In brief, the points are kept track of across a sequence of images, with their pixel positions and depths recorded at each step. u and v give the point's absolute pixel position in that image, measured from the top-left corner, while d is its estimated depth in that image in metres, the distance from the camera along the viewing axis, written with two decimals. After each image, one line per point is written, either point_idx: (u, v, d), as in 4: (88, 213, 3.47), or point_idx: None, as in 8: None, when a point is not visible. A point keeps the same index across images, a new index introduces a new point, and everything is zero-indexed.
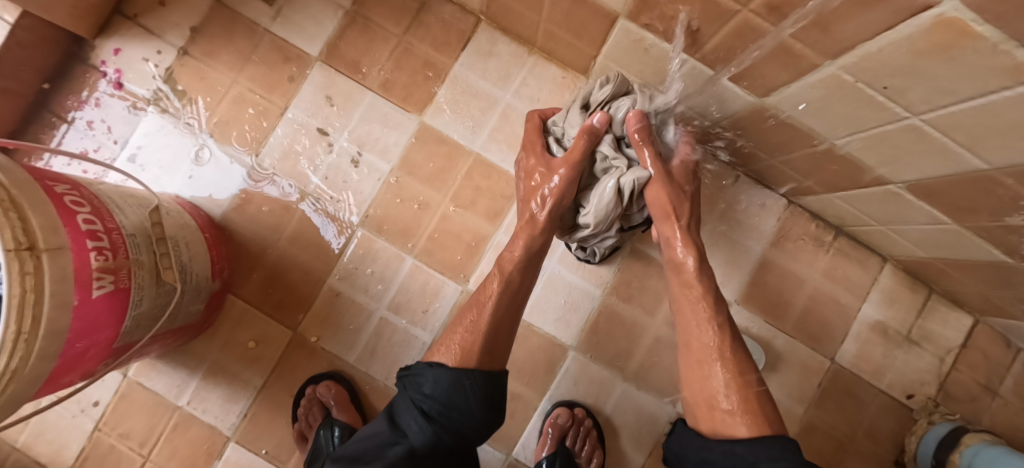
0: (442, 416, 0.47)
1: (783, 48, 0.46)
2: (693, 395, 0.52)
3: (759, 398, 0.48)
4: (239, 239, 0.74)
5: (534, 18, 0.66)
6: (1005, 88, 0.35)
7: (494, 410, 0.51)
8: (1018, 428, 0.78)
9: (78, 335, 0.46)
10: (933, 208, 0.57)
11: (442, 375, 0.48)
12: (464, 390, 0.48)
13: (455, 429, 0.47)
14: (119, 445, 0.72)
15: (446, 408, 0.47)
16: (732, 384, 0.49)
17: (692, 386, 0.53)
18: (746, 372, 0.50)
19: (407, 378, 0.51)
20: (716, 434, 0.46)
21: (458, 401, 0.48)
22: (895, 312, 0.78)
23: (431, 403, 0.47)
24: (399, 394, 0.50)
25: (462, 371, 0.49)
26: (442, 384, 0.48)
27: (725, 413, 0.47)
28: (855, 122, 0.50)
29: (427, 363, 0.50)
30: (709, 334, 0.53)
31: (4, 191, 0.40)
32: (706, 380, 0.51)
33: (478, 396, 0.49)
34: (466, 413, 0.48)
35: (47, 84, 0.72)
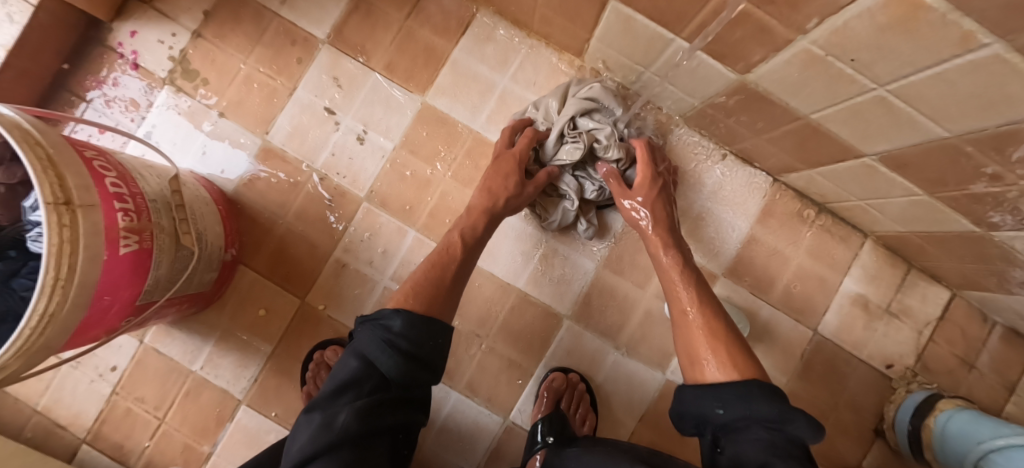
0: (409, 357, 0.51)
1: (758, 26, 0.49)
2: (682, 353, 0.57)
3: (735, 353, 0.52)
4: (249, 214, 0.77)
5: (530, 3, 0.69)
6: (957, 56, 0.39)
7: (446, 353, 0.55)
8: (993, 397, 0.82)
9: (105, 289, 0.49)
10: (905, 180, 0.61)
11: (409, 320, 0.52)
12: (429, 336, 0.52)
13: (417, 371, 0.52)
14: (136, 409, 0.76)
15: (413, 350, 0.51)
16: (713, 343, 0.53)
17: (684, 345, 0.57)
18: (727, 338, 0.54)
19: (372, 322, 0.53)
20: (705, 388, 0.50)
21: (424, 345, 0.52)
22: (876, 286, 0.82)
23: (400, 345, 0.51)
24: (363, 336, 0.52)
25: (425, 318, 0.53)
26: (411, 329, 0.51)
27: (706, 367, 0.52)
28: (829, 96, 0.53)
29: (392, 309, 0.53)
30: (692, 306, 0.59)
31: (42, 151, 0.43)
32: (692, 342, 0.55)
33: (437, 340, 0.54)
34: (427, 356, 0.52)
35: (66, 65, 0.76)
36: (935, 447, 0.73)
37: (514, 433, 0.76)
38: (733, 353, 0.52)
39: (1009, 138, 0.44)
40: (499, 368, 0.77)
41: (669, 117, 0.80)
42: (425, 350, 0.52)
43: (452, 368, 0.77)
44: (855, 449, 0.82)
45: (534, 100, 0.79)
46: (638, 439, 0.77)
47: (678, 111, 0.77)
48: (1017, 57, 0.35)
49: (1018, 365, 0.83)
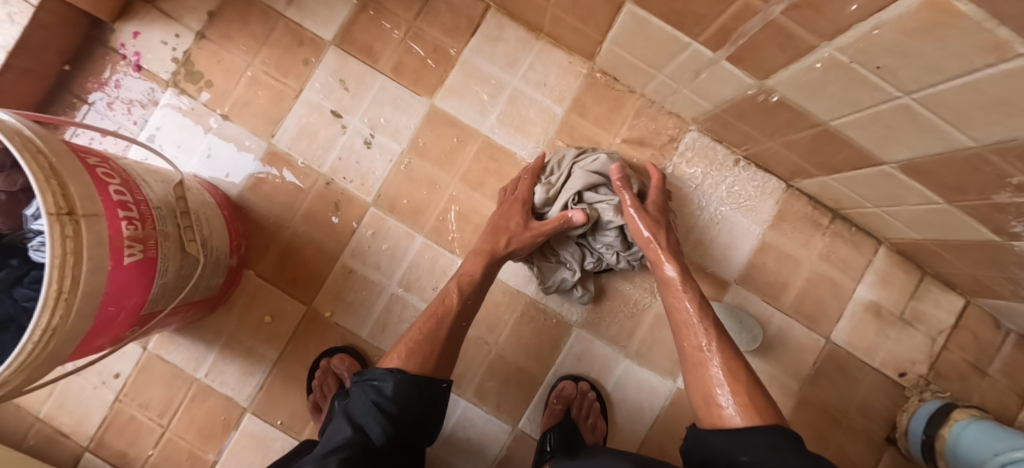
0: (399, 417, 0.52)
1: (781, 30, 0.48)
2: (693, 395, 0.55)
3: (753, 392, 0.51)
4: (255, 217, 0.76)
5: (542, 4, 0.68)
6: (989, 66, 0.37)
7: (437, 411, 0.57)
8: (1006, 405, 0.81)
9: (109, 299, 0.48)
10: (924, 187, 0.60)
11: (401, 379, 0.53)
12: (421, 395, 0.54)
13: (405, 430, 0.53)
14: (139, 416, 0.75)
15: (403, 409, 0.52)
16: (727, 379, 0.52)
17: (696, 388, 0.55)
18: (739, 372, 0.53)
19: (364, 383, 0.54)
20: (731, 437, 0.46)
21: (415, 403, 0.53)
22: (889, 292, 0.81)
23: (391, 404, 0.52)
24: (354, 399, 0.54)
25: (421, 377, 0.54)
26: (403, 388, 0.53)
27: (724, 411, 0.50)
28: (850, 103, 0.52)
29: (384, 369, 0.55)
30: (706, 339, 0.57)
31: (44, 159, 0.42)
32: (705, 382, 0.54)
33: (429, 401, 0.55)
34: (415, 418, 0.54)
35: (68, 66, 0.75)
36: (947, 456, 0.72)
37: (522, 441, 0.75)
38: (752, 395, 0.50)
39: None
40: (507, 375, 0.76)
41: (682, 120, 0.78)
42: (415, 411, 0.53)
43: (460, 375, 0.76)
44: (867, 457, 0.81)
45: (545, 102, 0.78)
46: (648, 446, 0.76)
47: (691, 115, 0.76)
48: None
49: None
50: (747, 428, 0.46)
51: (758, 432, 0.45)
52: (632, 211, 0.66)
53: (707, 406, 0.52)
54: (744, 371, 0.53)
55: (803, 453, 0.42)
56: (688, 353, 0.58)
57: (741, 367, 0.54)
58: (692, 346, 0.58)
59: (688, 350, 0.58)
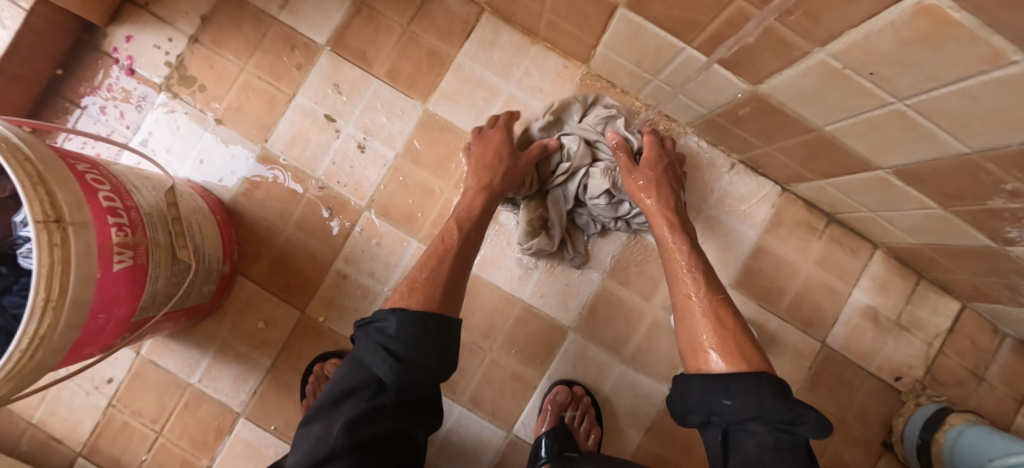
0: (405, 361, 0.49)
1: (774, 37, 0.48)
2: (682, 342, 0.55)
3: (732, 338, 0.51)
4: (247, 224, 0.76)
5: (537, 9, 0.67)
6: (983, 73, 0.37)
7: (450, 352, 0.53)
8: (1002, 410, 0.81)
9: (98, 307, 0.48)
10: (920, 194, 0.59)
11: (403, 320, 0.51)
12: (426, 336, 0.51)
13: (417, 375, 0.50)
14: (132, 422, 0.74)
15: (409, 351, 0.50)
16: (711, 327, 0.53)
17: (684, 336, 0.55)
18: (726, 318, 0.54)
19: (368, 325, 0.52)
20: (711, 384, 0.47)
21: (422, 344, 0.50)
22: (886, 298, 0.81)
23: (396, 347, 0.50)
24: (360, 342, 0.52)
25: (426, 317, 0.52)
26: (405, 331, 0.50)
27: (709, 356, 0.51)
28: (845, 110, 0.52)
29: (388, 311, 0.52)
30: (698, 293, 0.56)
31: (32, 167, 0.42)
32: (694, 330, 0.54)
33: (437, 341, 0.51)
34: (427, 360, 0.50)
35: (60, 70, 0.74)
36: (946, 462, 0.72)
37: (517, 447, 0.75)
38: (735, 341, 0.51)
39: None
40: (502, 380, 0.76)
41: (677, 125, 0.78)
42: (422, 351, 0.50)
43: (455, 381, 0.75)
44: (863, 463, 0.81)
45: (539, 107, 0.77)
46: (644, 453, 0.76)
47: (686, 120, 0.76)
48: None
49: None
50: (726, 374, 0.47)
51: (743, 376, 0.46)
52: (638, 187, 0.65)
53: (685, 309, 0.56)
54: (731, 321, 0.53)
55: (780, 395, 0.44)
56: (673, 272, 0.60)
57: (729, 316, 0.54)
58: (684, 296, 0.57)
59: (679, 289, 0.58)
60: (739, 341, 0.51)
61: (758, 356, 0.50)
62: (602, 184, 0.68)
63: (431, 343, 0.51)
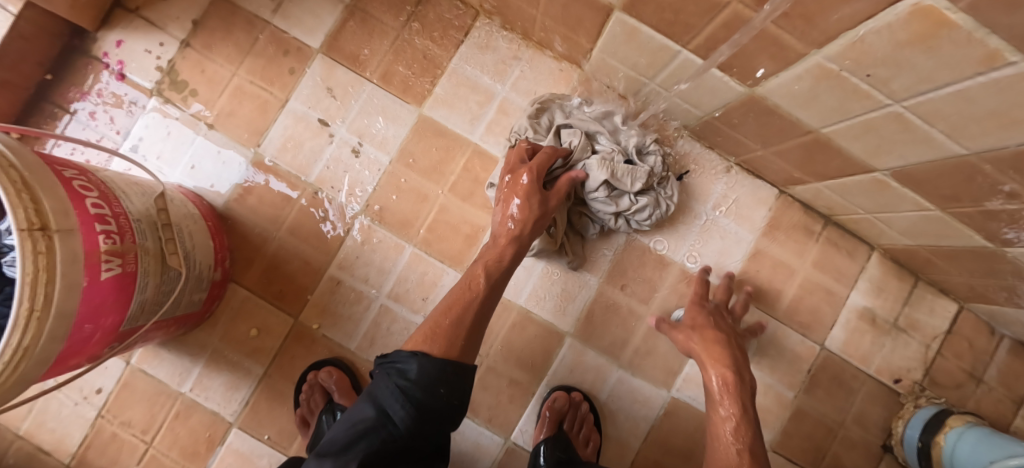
0: (421, 409, 0.49)
1: (770, 39, 0.47)
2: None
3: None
4: (239, 229, 0.75)
5: (532, 12, 0.67)
6: (980, 74, 0.37)
7: (467, 395, 0.52)
8: (1001, 412, 0.81)
9: (85, 317, 0.46)
10: (917, 195, 0.59)
11: (426, 364, 0.50)
12: (444, 386, 0.50)
13: (430, 422, 0.49)
14: (122, 433, 0.73)
15: (427, 399, 0.49)
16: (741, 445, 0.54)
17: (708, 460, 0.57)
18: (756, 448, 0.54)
19: (387, 364, 0.51)
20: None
21: (441, 390, 0.49)
22: (883, 300, 0.80)
23: (415, 395, 0.48)
24: (376, 383, 0.50)
25: (449, 366, 0.50)
26: (425, 378, 0.49)
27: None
28: (842, 111, 0.52)
29: (409, 354, 0.50)
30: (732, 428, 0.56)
31: (16, 173, 0.41)
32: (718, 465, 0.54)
33: (455, 387, 0.51)
34: (442, 406, 0.49)
35: (49, 75, 0.73)
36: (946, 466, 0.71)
37: (515, 455, 0.74)
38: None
39: None
40: (499, 387, 0.75)
41: (673, 127, 0.78)
42: (440, 399, 0.49)
43: None
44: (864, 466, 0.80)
45: None
46: (643, 459, 0.75)
47: (682, 122, 0.75)
48: None
49: None
50: None
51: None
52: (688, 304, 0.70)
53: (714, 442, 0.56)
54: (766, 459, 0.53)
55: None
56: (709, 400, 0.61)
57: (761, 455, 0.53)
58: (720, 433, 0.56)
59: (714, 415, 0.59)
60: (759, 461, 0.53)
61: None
62: (601, 175, 0.66)
63: (449, 394, 0.50)
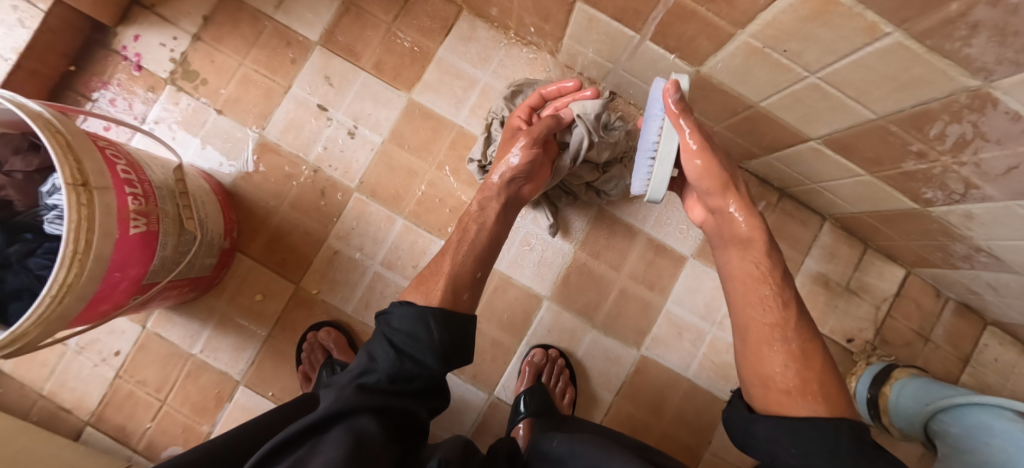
0: (408, 346, 0.53)
1: (705, 22, 0.55)
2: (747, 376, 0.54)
3: (820, 380, 0.50)
4: (245, 204, 0.82)
5: (507, 5, 0.75)
6: (867, 44, 0.45)
7: (455, 343, 0.55)
8: (948, 369, 0.88)
9: (115, 266, 0.53)
10: (848, 161, 0.67)
11: (408, 311, 0.55)
12: (428, 322, 0.54)
13: (419, 358, 0.53)
14: (138, 391, 0.79)
15: (412, 336, 0.53)
16: (788, 355, 0.52)
17: (751, 368, 0.54)
18: (811, 353, 0.52)
19: (382, 317, 0.58)
20: (787, 426, 0.46)
21: (426, 326, 0.53)
22: (835, 265, 0.88)
23: (401, 332, 0.54)
24: (373, 333, 0.57)
25: (428, 309, 0.55)
26: (409, 317, 0.54)
27: (784, 396, 0.50)
28: (773, 84, 0.59)
29: (398, 303, 0.57)
30: (767, 313, 0.55)
31: (62, 138, 0.48)
32: (763, 361, 0.53)
33: (438, 333, 0.54)
34: (423, 350, 0.53)
35: (72, 66, 0.81)
36: (892, 413, 0.79)
37: (498, 408, 0.81)
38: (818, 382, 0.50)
39: (924, 117, 0.50)
40: (483, 346, 0.82)
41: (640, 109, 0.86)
42: (420, 343, 0.53)
43: None
44: None
45: None
46: (616, 410, 0.82)
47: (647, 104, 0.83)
48: (915, 43, 0.41)
49: (971, 338, 0.88)
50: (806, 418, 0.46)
51: (820, 426, 0.45)
52: (699, 159, 0.56)
53: (751, 332, 0.55)
54: (817, 359, 0.52)
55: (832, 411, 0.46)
56: (735, 282, 0.59)
57: (815, 349, 0.53)
58: (761, 323, 0.55)
59: (755, 320, 0.55)
60: (810, 359, 0.52)
61: (840, 394, 0.50)
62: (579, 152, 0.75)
63: (434, 331, 0.53)
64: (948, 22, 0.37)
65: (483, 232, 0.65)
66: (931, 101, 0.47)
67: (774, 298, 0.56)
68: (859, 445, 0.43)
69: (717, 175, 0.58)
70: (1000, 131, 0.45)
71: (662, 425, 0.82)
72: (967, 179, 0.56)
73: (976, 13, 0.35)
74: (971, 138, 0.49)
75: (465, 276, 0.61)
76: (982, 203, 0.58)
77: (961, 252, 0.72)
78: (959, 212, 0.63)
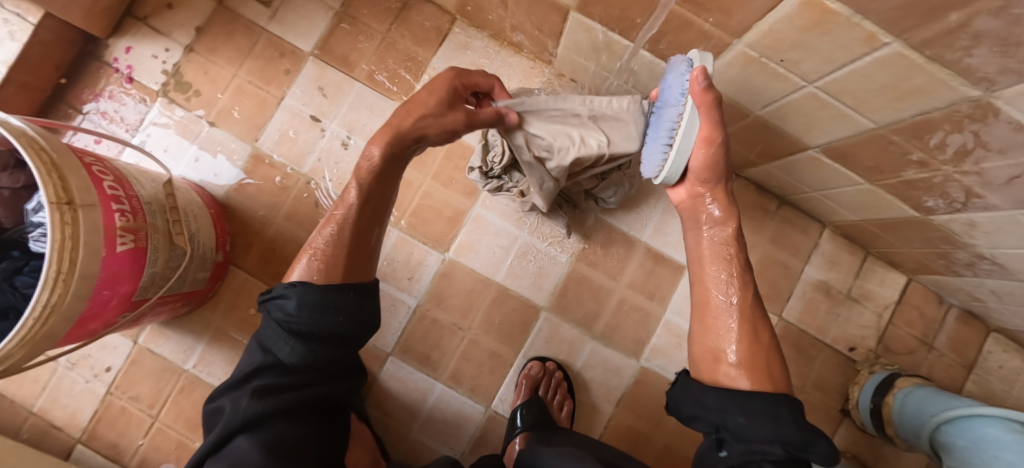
0: (304, 337, 0.54)
1: (700, 31, 0.54)
2: (698, 348, 0.58)
3: (764, 354, 0.54)
4: (239, 216, 0.81)
5: (502, 15, 0.74)
6: (866, 54, 0.44)
7: (356, 320, 0.56)
8: (952, 377, 0.87)
9: (103, 284, 0.53)
10: (848, 170, 0.66)
11: (301, 297, 0.53)
12: (321, 313, 0.53)
13: (318, 344, 0.54)
14: (130, 407, 0.78)
15: (307, 325, 0.53)
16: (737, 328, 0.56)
17: (703, 345, 0.57)
18: (760, 332, 0.56)
19: (271, 301, 0.55)
20: (732, 397, 0.50)
21: (319, 316, 0.53)
22: (837, 273, 0.87)
23: (295, 322, 0.53)
24: (264, 317, 0.55)
25: (321, 292, 0.53)
26: (301, 308, 0.53)
27: (730, 369, 0.54)
28: (771, 94, 0.59)
29: (288, 285, 0.54)
30: (727, 293, 0.58)
31: (46, 155, 0.47)
32: (715, 338, 0.56)
33: (337, 316, 0.54)
34: (324, 335, 0.54)
35: (64, 79, 0.80)
36: (896, 424, 0.77)
37: (496, 422, 0.79)
38: (766, 357, 0.54)
39: (925, 126, 0.49)
40: (480, 359, 0.80)
41: None
42: (319, 330, 0.54)
43: (436, 360, 0.80)
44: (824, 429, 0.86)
45: None
46: (616, 423, 0.80)
47: None
48: (914, 53, 0.41)
49: (975, 345, 0.87)
50: (748, 391, 0.51)
51: (763, 397, 0.49)
52: (702, 147, 0.51)
53: (709, 309, 0.58)
54: (765, 334, 0.56)
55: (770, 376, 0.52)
56: (700, 263, 0.60)
57: (751, 325, 0.57)
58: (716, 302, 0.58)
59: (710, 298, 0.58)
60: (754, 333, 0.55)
61: (781, 371, 0.54)
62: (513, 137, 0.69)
63: (332, 316, 0.54)
64: (949, 32, 0.36)
65: (386, 195, 0.61)
66: (932, 111, 0.46)
67: (736, 279, 0.58)
68: (795, 418, 0.48)
69: (713, 166, 0.54)
70: (1002, 141, 0.45)
71: (663, 437, 0.81)
72: (969, 187, 0.55)
73: (977, 24, 0.34)
74: (973, 147, 0.48)
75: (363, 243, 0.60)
76: (985, 212, 0.57)
77: (964, 260, 0.71)
78: (961, 220, 0.62)
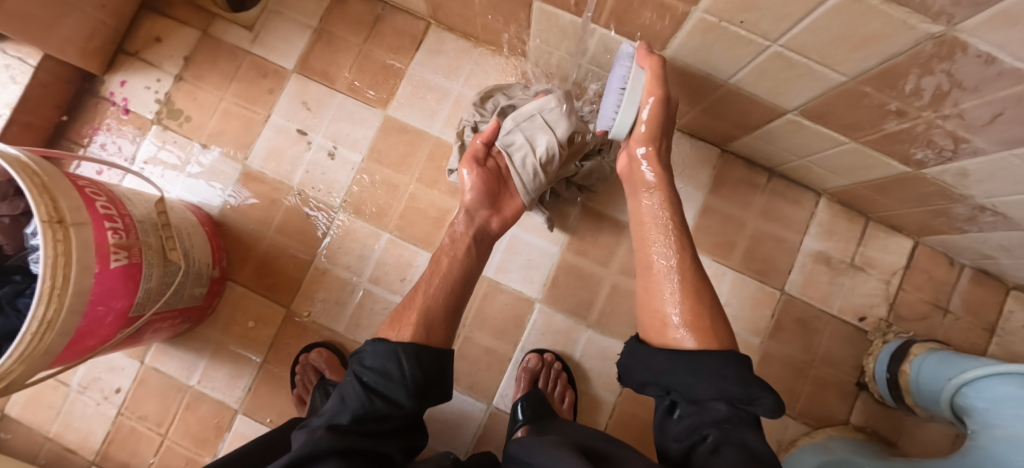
0: (379, 384, 0.49)
1: (658, 4, 0.53)
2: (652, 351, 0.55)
3: None
4: (233, 233, 0.83)
5: (470, 14, 0.76)
6: (819, 3, 0.43)
7: (433, 381, 0.52)
8: (973, 341, 0.82)
9: (98, 299, 0.54)
10: (829, 130, 0.64)
11: (381, 347, 0.51)
12: (402, 357, 0.50)
13: (392, 395, 0.49)
14: (139, 427, 0.80)
15: (384, 373, 0.49)
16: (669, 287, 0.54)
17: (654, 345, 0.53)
18: None
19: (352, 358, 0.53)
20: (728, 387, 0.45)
21: (400, 363, 0.50)
22: (836, 242, 0.85)
23: (374, 371, 0.49)
24: (345, 371, 0.52)
25: (400, 344, 0.51)
26: (383, 353, 0.50)
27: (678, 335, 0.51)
28: (736, 59, 0.58)
29: (371, 340, 0.53)
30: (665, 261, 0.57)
31: (38, 178, 0.50)
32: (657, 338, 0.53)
33: (414, 371, 0.50)
34: (402, 387, 0.49)
35: (65, 116, 0.85)
36: (913, 392, 0.74)
37: (497, 418, 0.79)
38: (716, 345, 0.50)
39: (894, 72, 0.48)
40: (477, 356, 0.80)
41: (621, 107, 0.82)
42: (398, 382, 0.49)
43: None
44: (839, 404, 0.83)
45: None
46: (620, 411, 0.79)
47: None
48: None
49: (994, 306, 0.83)
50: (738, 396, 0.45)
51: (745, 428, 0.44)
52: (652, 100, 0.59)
53: (651, 331, 0.54)
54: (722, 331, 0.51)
55: (745, 378, 0.45)
56: (647, 295, 0.57)
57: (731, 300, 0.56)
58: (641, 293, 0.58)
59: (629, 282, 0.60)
60: None
61: (725, 334, 0.51)
62: None
63: (408, 367, 0.50)
64: None
65: None
66: (897, 54, 0.45)
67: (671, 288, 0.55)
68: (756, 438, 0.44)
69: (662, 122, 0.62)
70: (975, 77, 0.43)
71: None
72: (954, 133, 0.53)
73: None
74: (948, 88, 0.47)
75: (439, 310, 0.58)
76: (975, 158, 0.55)
77: (966, 214, 0.68)
78: (953, 170, 0.60)
